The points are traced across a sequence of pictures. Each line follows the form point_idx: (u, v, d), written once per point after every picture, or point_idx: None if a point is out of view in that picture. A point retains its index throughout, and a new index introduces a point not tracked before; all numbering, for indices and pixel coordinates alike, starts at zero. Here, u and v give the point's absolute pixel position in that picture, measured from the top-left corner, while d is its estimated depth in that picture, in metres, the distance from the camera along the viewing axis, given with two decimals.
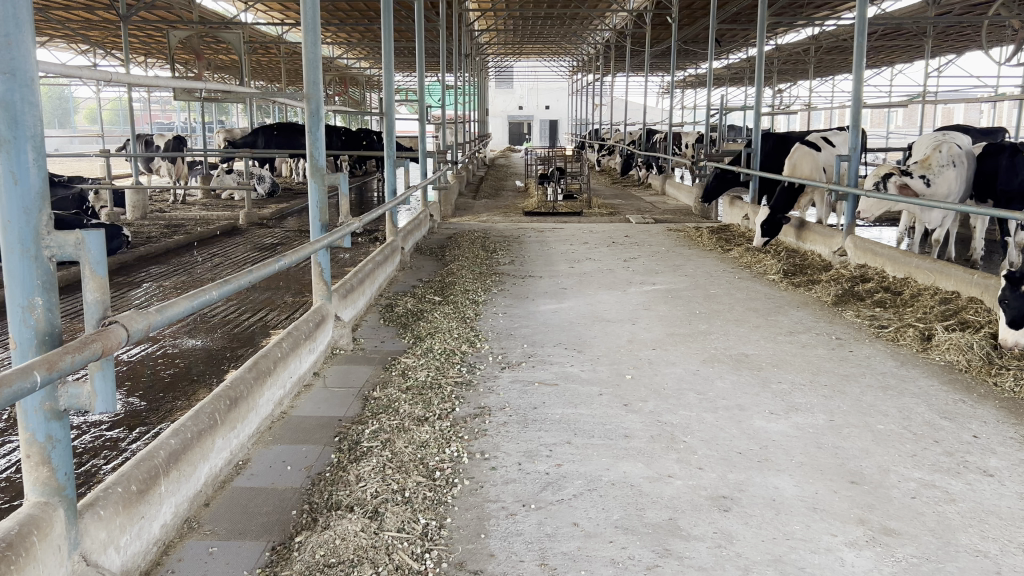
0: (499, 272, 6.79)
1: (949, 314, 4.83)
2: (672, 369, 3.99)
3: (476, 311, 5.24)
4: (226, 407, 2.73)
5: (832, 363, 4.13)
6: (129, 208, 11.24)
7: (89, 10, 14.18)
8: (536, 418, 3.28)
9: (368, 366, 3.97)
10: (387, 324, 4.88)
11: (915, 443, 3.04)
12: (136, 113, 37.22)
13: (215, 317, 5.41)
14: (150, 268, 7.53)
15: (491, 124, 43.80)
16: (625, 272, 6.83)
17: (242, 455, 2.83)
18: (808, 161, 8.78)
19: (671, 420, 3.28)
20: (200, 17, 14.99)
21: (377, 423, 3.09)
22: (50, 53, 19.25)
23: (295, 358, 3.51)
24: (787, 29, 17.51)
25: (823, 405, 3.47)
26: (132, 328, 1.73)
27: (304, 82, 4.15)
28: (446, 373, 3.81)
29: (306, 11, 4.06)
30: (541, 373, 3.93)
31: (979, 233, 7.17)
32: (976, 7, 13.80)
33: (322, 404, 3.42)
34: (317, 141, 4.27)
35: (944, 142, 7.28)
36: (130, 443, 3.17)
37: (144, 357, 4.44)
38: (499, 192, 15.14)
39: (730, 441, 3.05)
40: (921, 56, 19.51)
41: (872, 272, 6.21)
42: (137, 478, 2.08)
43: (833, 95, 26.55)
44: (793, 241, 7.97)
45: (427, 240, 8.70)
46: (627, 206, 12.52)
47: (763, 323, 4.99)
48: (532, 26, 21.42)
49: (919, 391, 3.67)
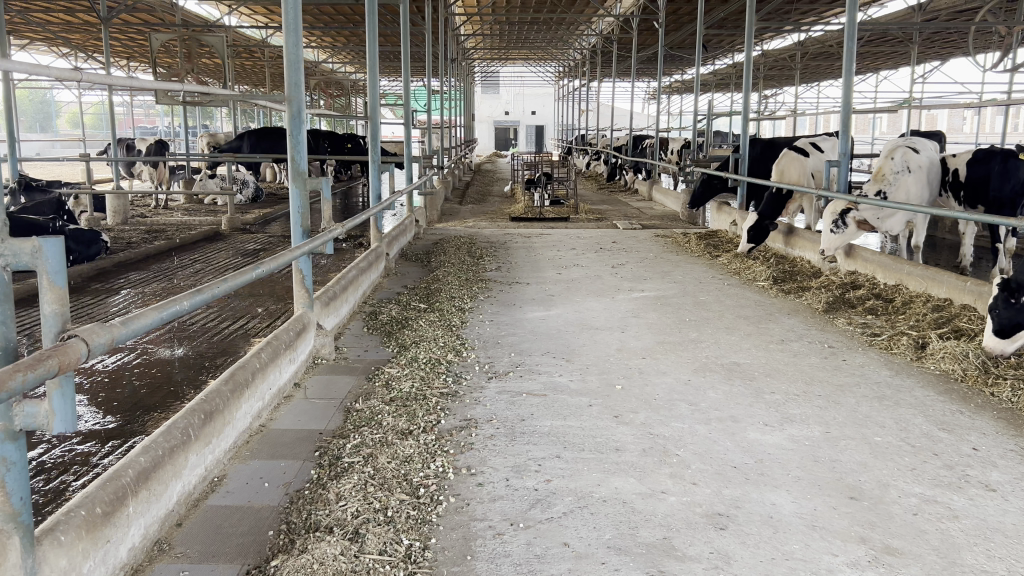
0: (485, 279, 6.69)
1: (942, 321, 4.77)
2: (662, 379, 3.89)
3: (462, 319, 5.13)
4: (200, 421, 2.61)
5: (826, 373, 4.05)
6: (110, 213, 11.05)
7: (70, 14, 14.02)
8: (524, 431, 3.18)
9: (351, 376, 3.85)
10: (371, 332, 4.76)
11: (914, 457, 2.96)
12: (119, 117, 36.95)
13: (195, 325, 5.28)
14: (129, 274, 7.38)
15: (477, 130, 43.81)
16: (613, 279, 6.74)
17: (217, 471, 2.71)
18: (794, 166, 8.80)
19: (663, 432, 3.18)
20: (183, 21, 14.85)
21: (360, 437, 2.97)
22: (31, 56, 19.05)
23: (274, 369, 3.39)
24: (773, 35, 17.57)
25: (817, 416, 3.38)
26: (94, 341, 1.62)
27: (285, 84, 4.04)
28: (430, 384, 3.70)
29: (288, 11, 3.95)
30: (529, 383, 3.83)
31: (968, 239, 7.14)
32: (960, 14, 13.90)
33: (302, 417, 3.30)
34: (299, 144, 4.15)
35: (901, 148, 7.15)
36: (102, 458, 3.07)
37: (119, 367, 4.33)
38: (486, 198, 15.06)
39: (723, 455, 2.96)
40: (905, 63, 19.66)
41: (862, 278, 6.14)
42: (102, 500, 1.96)
43: (819, 102, 26.76)
44: (781, 247, 7.92)
45: (412, 246, 8.59)
46: (614, 212, 12.46)
47: (755, 331, 4.92)
48: (520, 31, 21.41)
49: (915, 401, 3.60)
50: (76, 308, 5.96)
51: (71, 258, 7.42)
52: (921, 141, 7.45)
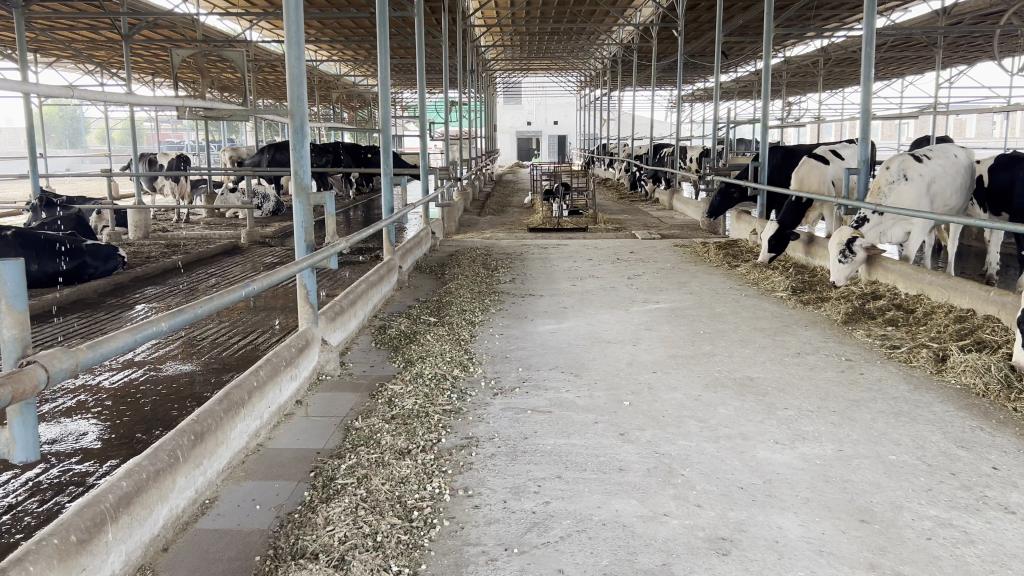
0: (498, 291, 6.62)
1: (964, 333, 4.63)
2: (672, 395, 3.79)
3: (471, 333, 5.06)
4: (191, 442, 2.56)
5: (842, 387, 3.93)
6: (131, 228, 11.12)
7: (94, 31, 14.17)
8: (526, 450, 3.10)
9: (354, 393, 3.80)
10: (379, 346, 4.70)
11: (930, 477, 2.84)
12: (146, 132, 37.46)
13: (204, 341, 5.25)
14: (145, 289, 7.40)
15: (499, 140, 43.88)
16: (628, 290, 6.65)
17: (209, 493, 2.66)
18: (815, 174, 8.65)
19: (669, 450, 3.09)
20: (205, 36, 14.97)
21: (356, 457, 2.91)
22: (58, 73, 19.31)
23: (273, 387, 3.33)
24: (795, 42, 17.38)
25: (831, 434, 3.27)
26: (53, 368, 1.63)
27: (288, 98, 4.01)
28: (433, 401, 3.63)
29: (290, 24, 3.93)
30: (535, 399, 3.75)
31: (994, 247, 6.97)
32: (985, 18, 13.66)
33: (302, 436, 3.25)
34: (302, 159, 4.12)
35: (902, 156, 6.78)
36: (99, 478, 3.03)
37: (126, 385, 4.30)
38: (505, 209, 15.00)
39: (730, 474, 2.86)
40: (931, 68, 19.40)
41: (883, 288, 6.00)
42: (78, 527, 1.92)
43: (843, 108, 26.49)
44: (802, 256, 7.77)
45: (428, 258, 8.54)
46: (634, 222, 12.36)
47: (771, 344, 4.80)
48: (541, 41, 21.42)
49: (934, 417, 3.48)
50: (91, 324, 5.97)
51: (89, 273, 7.44)
52: (940, 150, 7.03)
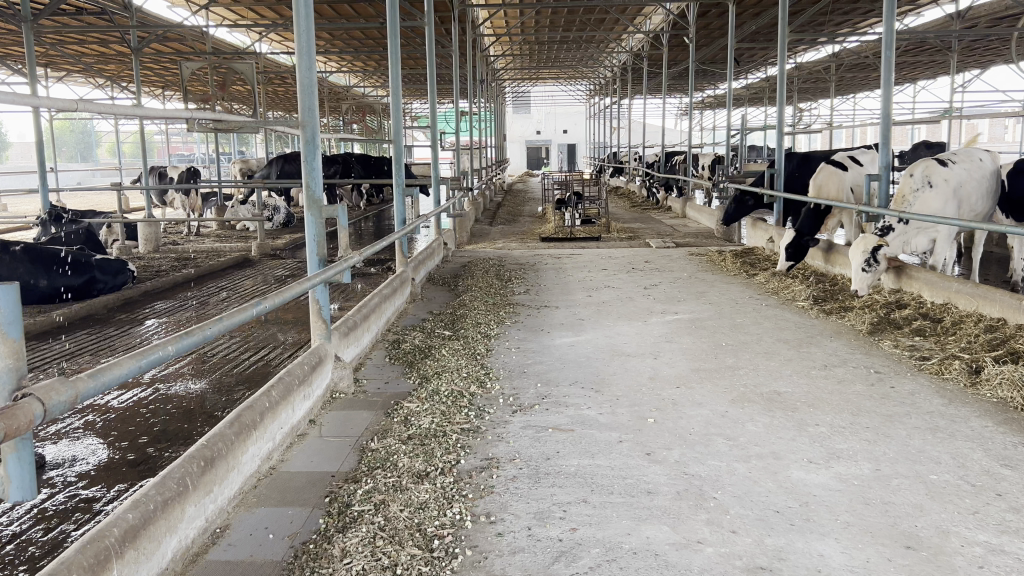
0: (513, 303, 6.50)
1: (996, 343, 4.49)
2: (697, 411, 3.66)
3: (487, 347, 4.94)
4: (199, 469, 2.44)
5: (874, 402, 3.79)
6: (142, 241, 11.04)
7: (104, 45, 14.12)
8: (549, 471, 2.98)
9: (369, 411, 3.68)
10: (393, 362, 4.58)
11: (975, 498, 2.70)
12: (157, 145, 37.60)
13: (214, 357, 5.15)
14: (155, 304, 7.31)
15: (509, 149, 43.87)
16: (646, 301, 6.52)
17: (221, 521, 2.55)
18: (834, 181, 8.53)
19: (698, 471, 2.96)
20: (214, 49, 14.92)
21: (372, 481, 2.79)
22: (68, 87, 19.32)
23: (285, 408, 3.22)
24: (807, 48, 17.24)
25: (866, 452, 3.13)
26: (50, 401, 1.60)
27: (299, 109, 3.91)
28: (451, 419, 3.51)
29: (300, 34, 3.84)
30: (555, 417, 3.62)
31: (1018, 253, 6.81)
32: (1001, 21, 13.52)
33: (315, 458, 3.14)
34: (314, 170, 4.01)
35: (924, 161, 6.66)
36: (105, 505, 2.92)
37: (134, 405, 4.19)
38: (517, 218, 14.89)
39: (765, 497, 2.73)
40: (945, 72, 19.26)
41: (908, 298, 5.85)
42: (81, 564, 1.80)
43: (855, 112, 26.33)
44: (821, 264, 7.63)
45: (441, 269, 8.43)
46: (647, 230, 12.23)
47: (796, 356, 4.65)
48: (550, 50, 21.36)
49: (972, 433, 3.33)
50: (100, 340, 5.88)
51: (98, 289, 7.34)
52: (964, 154, 6.92)
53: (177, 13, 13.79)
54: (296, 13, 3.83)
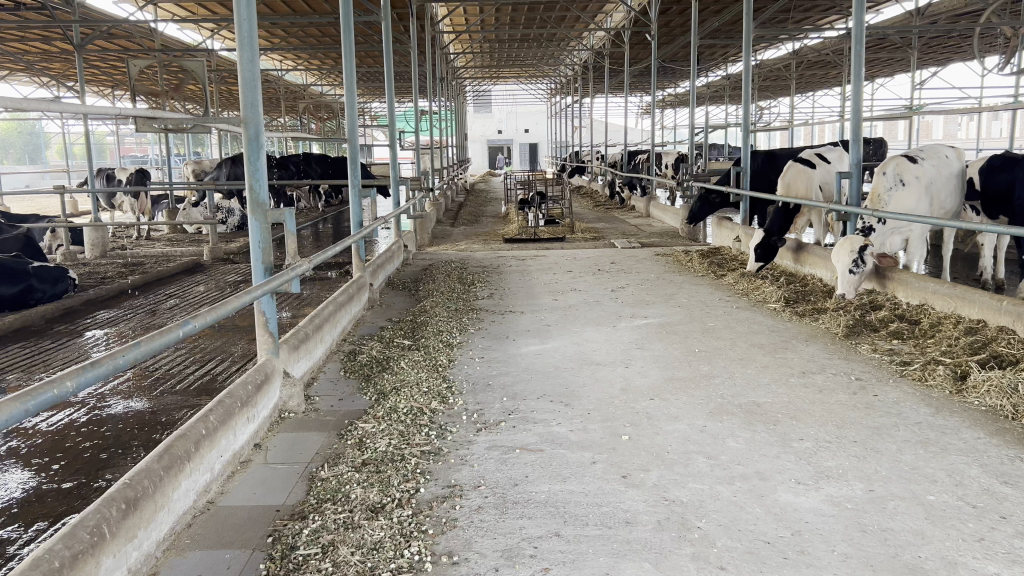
0: (476, 308, 6.23)
1: (978, 346, 4.31)
2: (674, 426, 3.43)
3: (449, 357, 4.67)
4: (121, 513, 2.14)
5: (858, 413, 3.58)
6: (87, 247, 10.59)
7: (46, 42, 13.55)
8: (517, 500, 2.71)
9: (320, 433, 3.39)
10: (349, 376, 4.28)
11: (978, 522, 2.50)
12: (108, 146, 36.63)
13: (157, 371, 4.81)
14: (97, 313, 6.92)
15: (471, 149, 43.61)
16: (614, 304, 6.30)
17: (146, 571, 2.24)
18: (802, 179, 8.37)
19: (680, 496, 2.72)
20: (163, 46, 14.42)
21: (321, 519, 2.50)
22: (11, 86, 18.63)
23: (225, 433, 2.91)
24: (768, 45, 17.20)
25: (857, 471, 2.92)
26: None
27: (241, 105, 3.59)
28: (410, 441, 3.24)
29: (242, 23, 3.51)
30: (523, 435, 3.36)
31: (988, 251, 6.69)
32: (959, 18, 13.55)
33: (259, 488, 2.84)
34: (257, 171, 3.69)
35: (893, 159, 6.52)
36: (20, 547, 2.60)
37: (64, 427, 3.85)
38: (479, 219, 14.62)
39: (752, 526, 2.50)
40: (902, 69, 19.37)
41: (882, 298, 5.71)
42: None
43: (814, 111, 26.55)
44: (791, 264, 7.48)
45: (400, 273, 8.12)
46: (612, 229, 12.03)
47: (773, 362, 4.45)
48: (510, 48, 21.12)
49: (964, 447, 3.13)
50: (35, 354, 5.50)
51: (36, 298, 6.94)
52: (931, 150, 6.80)
53: (123, 8, 13.24)
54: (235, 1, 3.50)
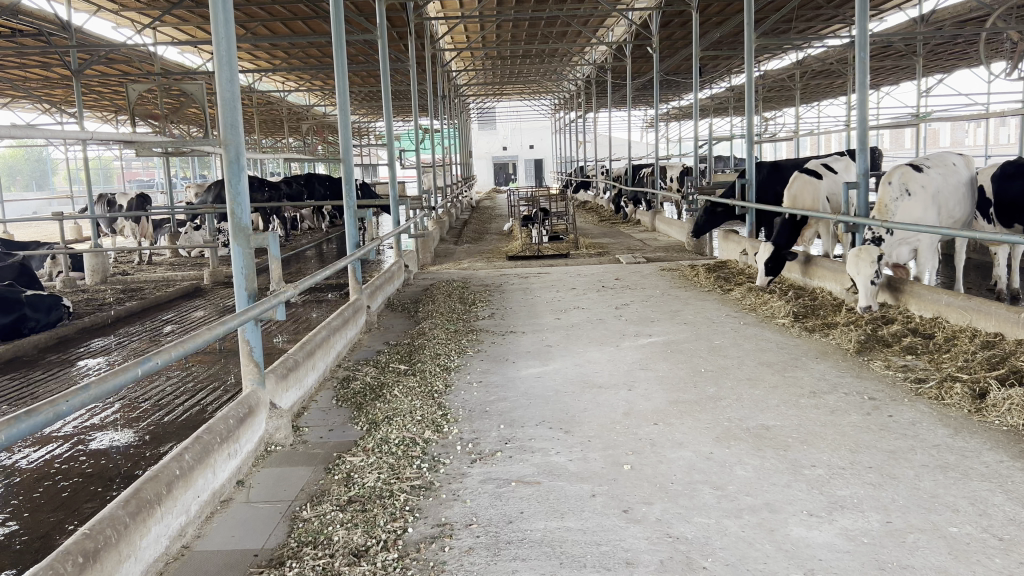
0: (475, 330, 6.08)
1: (995, 361, 4.13)
2: (679, 454, 3.25)
3: (445, 383, 4.50)
4: (79, 566, 1.99)
5: (872, 435, 3.41)
6: (88, 273, 10.48)
7: (46, 67, 13.53)
8: (511, 540, 2.54)
9: (307, 468, 3.23)
10: (340, 405, 4.12)
11: (1006, 557, 2.31)
12: (116, 171, 36.66)
13: (146, 401, 4.66)
14: (92, 341, 6.79)
15: (475, 167, 43.60)
16: (618, 322, 6.13)
17: None
18: (808, 190, 8.22)
19: (684, 533, 2.55)
20: (163, 69, 14.37)
21: (299, 565, 2.36)
22: (14, 113, 18.62)
23: (202, 471, 2.75)
24: (772, 56, 17.07)
25: (873, 500, 2.74)
26: None
27: (220, 127, 3.46)
28: (399, 475, 3.08)
29: (220, 43, 3.40)
30: (519, 466, 3.20)
31: (1002, 260, 6.50)
32: (965, 23, 13.37)
33: (237, 530, 2.68)
34: (239, 195, 3.55)
35: (898, 168, 6.34)
36: None
37: (46, 464, 3.71)
38: (482, 236, 14.51)
39: (762, 565, 2.32)
40: (908, 76, 19.18)
41: (895, 313, 5.51)
42: None
43: (820, 120, 26.38)
44: (799, 277, 7.31)
45: (401, 294, 7.98)
46: (618, 245, 11.87)
47: (782, 383, 4.27)
48: (512, 65, 21.06)
49: (986, 471, 2.96)
50: (22, 386, 5.36)
51: (29, 326, 6.81)
52: (937, 158, 6.63)
53: (121, 32, 13.21)
54: (213, 18, 3.38)
